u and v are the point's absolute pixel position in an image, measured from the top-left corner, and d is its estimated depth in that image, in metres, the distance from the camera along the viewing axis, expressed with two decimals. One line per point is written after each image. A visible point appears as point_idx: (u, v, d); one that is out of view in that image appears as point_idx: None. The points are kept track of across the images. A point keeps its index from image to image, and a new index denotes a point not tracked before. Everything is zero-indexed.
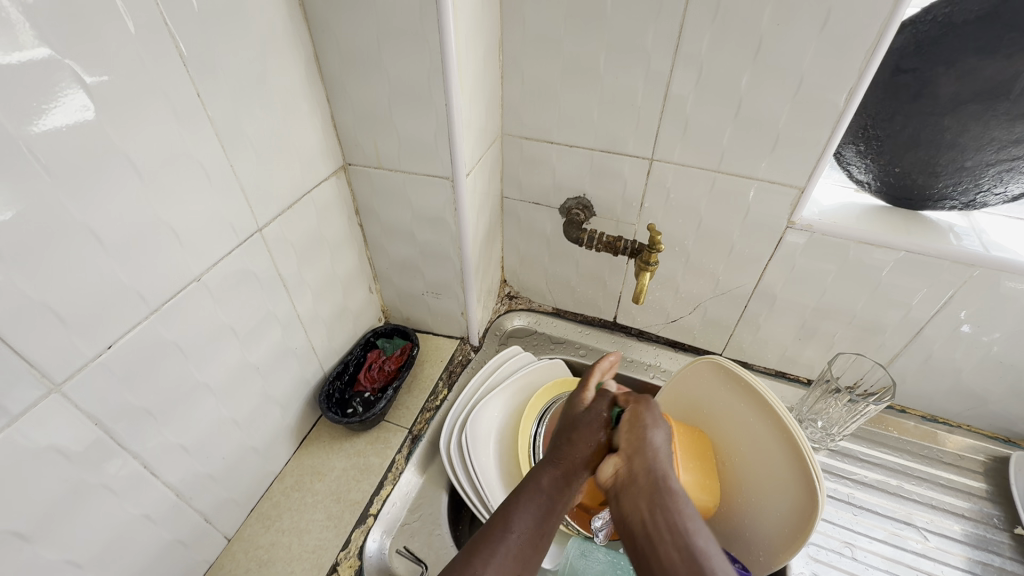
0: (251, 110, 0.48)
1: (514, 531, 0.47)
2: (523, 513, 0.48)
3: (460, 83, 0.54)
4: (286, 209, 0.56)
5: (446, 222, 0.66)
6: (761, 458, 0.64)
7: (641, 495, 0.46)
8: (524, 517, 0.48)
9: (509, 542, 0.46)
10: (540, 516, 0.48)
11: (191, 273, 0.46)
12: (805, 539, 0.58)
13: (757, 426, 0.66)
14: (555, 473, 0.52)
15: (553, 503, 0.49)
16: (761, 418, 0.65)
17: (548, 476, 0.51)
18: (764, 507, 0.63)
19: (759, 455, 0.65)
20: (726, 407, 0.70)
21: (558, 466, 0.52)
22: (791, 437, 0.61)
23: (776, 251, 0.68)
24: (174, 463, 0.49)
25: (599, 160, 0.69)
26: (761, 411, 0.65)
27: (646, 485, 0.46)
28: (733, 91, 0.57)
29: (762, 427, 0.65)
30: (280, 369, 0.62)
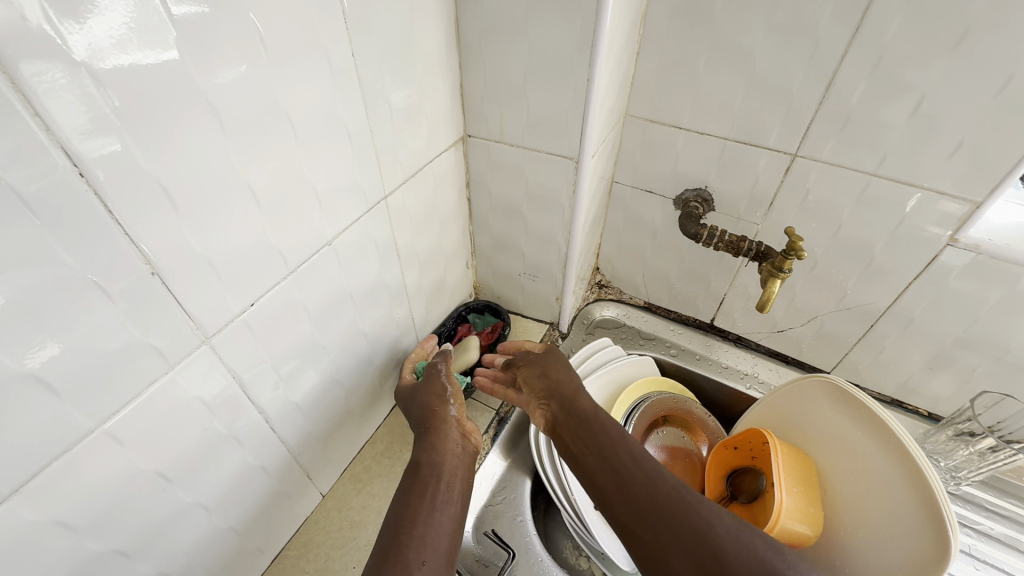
0: (393, 73, 0.47)
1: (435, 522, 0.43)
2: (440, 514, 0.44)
3: (606, 57, 0.50)
4: (409, 178, 0.55)
5: (560, 204, 0.64)
6: (877, 494, 0.59)
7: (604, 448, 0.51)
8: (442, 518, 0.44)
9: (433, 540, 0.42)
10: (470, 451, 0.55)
11: (325, 236, 0.46)
12: None
13: (878, 461, 0.60)
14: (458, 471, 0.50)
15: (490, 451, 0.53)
16: (885, 453, 0.59)
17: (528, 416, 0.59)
18: (870, 548, 0.58)
19: (874, 490, 0.59)
20: (838, 436, 0.65)
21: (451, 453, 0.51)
22: (920, 477, 0.55)
23: (926, 270, 0.60)
24: (288, 420, 0.50)
25: (732, 152, 0.63)
26: (885, 445, 0.59)
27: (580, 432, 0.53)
28: (916, 86, 0.50)
29: (883, 464, 0.59)
30: (383, 338, 0.62)
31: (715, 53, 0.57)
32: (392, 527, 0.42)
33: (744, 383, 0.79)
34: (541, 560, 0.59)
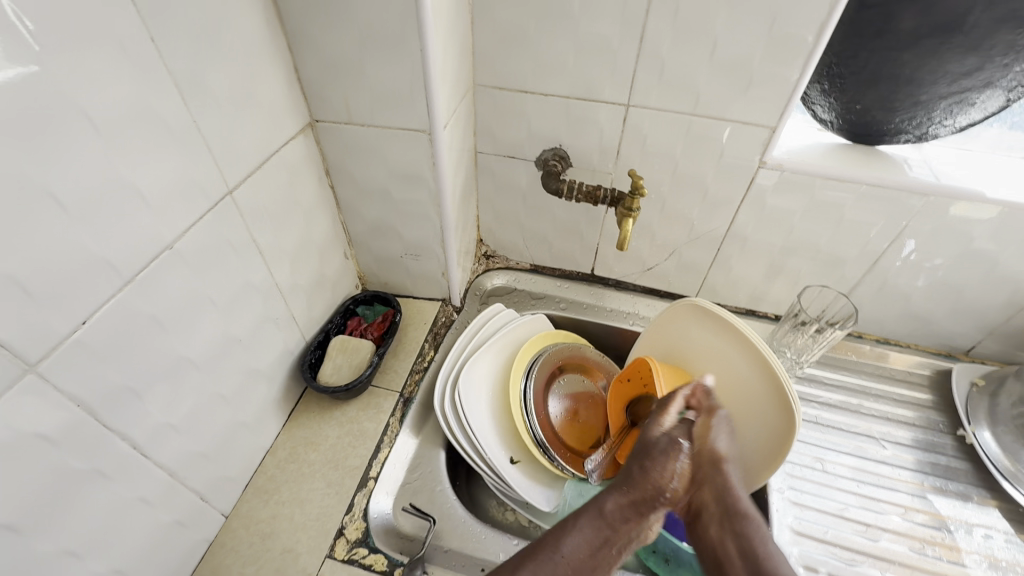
0: (212, 59, 0.44)
1: (562, 553, 0.45)
2: (575, 538, 0.47)
3: (435, 26, 0.51)
4: (256, 169, 0.53)
5: (425, 178, 0.64)
6: (741, 387, 0.68)
7: (712, 523, 0.50)
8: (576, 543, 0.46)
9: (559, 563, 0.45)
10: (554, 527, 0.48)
11: (164, 240, 0.43)
12: (781, 460, 0.64)
13: (738, 360, 0.69)
14: (620, 501, 0.50)
15: (615, 531, 0.49)
16: (742, 351, 0.68)
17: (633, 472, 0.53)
18: (742, 435, 0.69)
19: (738, 383, 0.69)
20: (707, 346, 0.73)
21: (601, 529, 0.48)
22: (770, 369, 0.65)
23: (748, 192, 0.70)
24: (163, 443, 0.47)
25: (575, 109, 0.68)
26: (741, 349, 0.69)
27: (715, 512, 0.51)
28: (710, 31, 0.57)
29: (743, 361, 0.68)
30: (262, 342, 0.59)
31: (541, 17, 0.60)
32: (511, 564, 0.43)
33: (628, 321, 0.87)
34: (464, 521, 0.61)
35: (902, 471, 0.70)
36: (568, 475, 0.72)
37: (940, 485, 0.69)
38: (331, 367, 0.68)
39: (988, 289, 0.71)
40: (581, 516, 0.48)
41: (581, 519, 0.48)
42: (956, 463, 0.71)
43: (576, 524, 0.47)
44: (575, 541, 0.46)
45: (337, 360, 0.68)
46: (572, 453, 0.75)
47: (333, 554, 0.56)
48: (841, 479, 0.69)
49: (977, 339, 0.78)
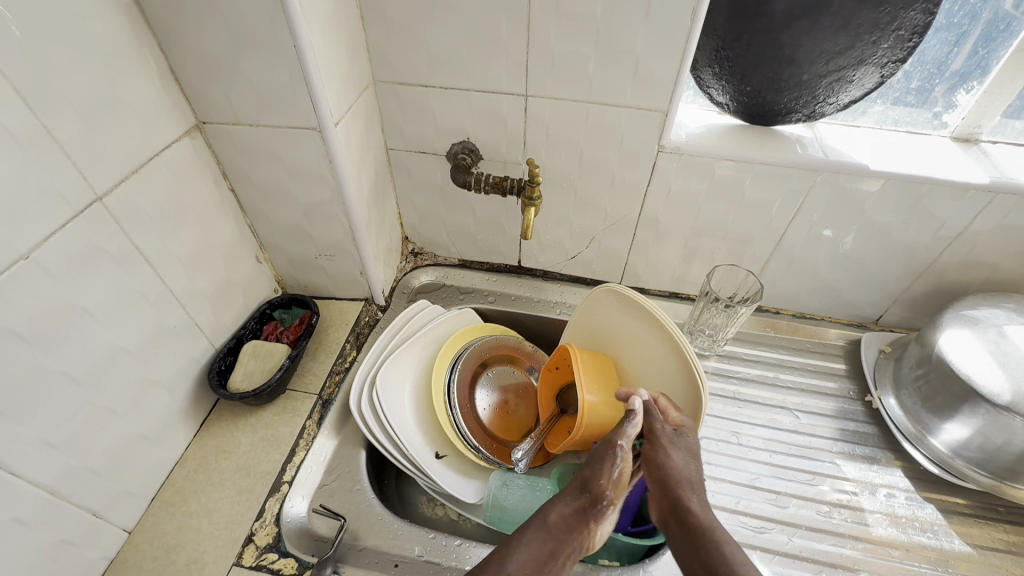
0: (60, 62, 0.43)
1: (511, 565, 0.44)
2: (522, 548, 0.46)
3: (306, 21, 0.51)
4: (131, 174, 0.51)
5: (324, 177, 0.64)
6: (660, 376, 0.70)
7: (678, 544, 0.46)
8: (522, 554, 0.45)
9: None
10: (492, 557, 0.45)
11: (16, 250, 0.42)
12: None
13: (663, 356, 0.69)
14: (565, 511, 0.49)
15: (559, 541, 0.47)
16: (666, 347, 0.68)
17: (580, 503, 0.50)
18: None
19: (657, 371, 0.70)
20: (637, 338, 0.73)
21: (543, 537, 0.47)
22: (680, 349, 0.66)
23: (653, 176, 0.71)
24: (38, 459, 0.46)
25: (476, 101, 0.68)
26: (655, 332, 0.70)
27: (681, 531, 0.46)
28: (591, 19, 0.58)
29: (666, 358, 0.68)
30: (159, 351, 0.58)
31: (427, 10, 0.61)
32: None
33: (555, 311, 0.88)
34: (381, 517, 0.60)
35: (813, 439, 0.73)
36: (494, 466, 0.71)
37: (848, 450, 0.72)
38: (243, 370, 0.67)
39: (886, 259, 0.74)
40: (526, 532, 0.47)
41: (528, 533, 0.47)
42: (864, 428, 0.74)
43: (523, 538, 0.46)
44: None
45: (249, 363, 0.67)
46: (498, 444, 0.75)
47: (240, 561, 0.56)
48: (755, 451, 0.71)
49: (884, 307, 0.81)
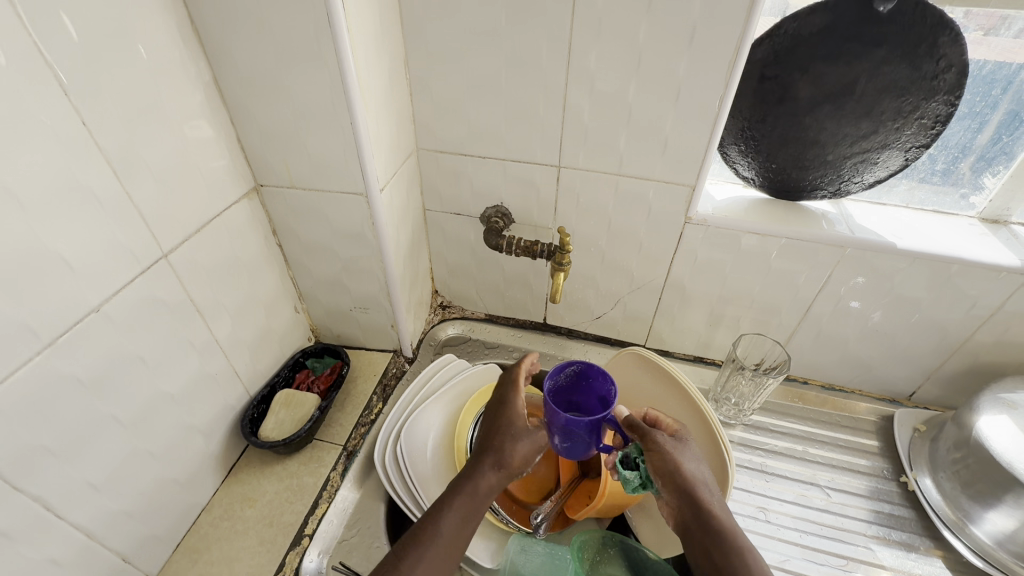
0: (146, 136, 0.49)
1: (443, 524, 0.50)
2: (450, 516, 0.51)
3: (363, 101, 0.56)
4: (194, 233, 0.56)
5: (366, 237, 0.68)
6: None
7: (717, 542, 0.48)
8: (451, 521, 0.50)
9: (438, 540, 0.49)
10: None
11: (89, 303, 0.45)
12: None
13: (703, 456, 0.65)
14: (488, 482, 0.53)
15: (477, 507, 0.52)
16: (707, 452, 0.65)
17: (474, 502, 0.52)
18: None
19: None
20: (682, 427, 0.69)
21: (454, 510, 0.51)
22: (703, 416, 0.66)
23: (679, 244, 0.73)
24: (80, 502, 0.48)
25: (512, 170, 0.72)
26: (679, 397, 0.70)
27: (718, 529, 0.48)
28: (623, 102, 0.62)
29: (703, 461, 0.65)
30: (200, 398, 0.60)
31: (471, 90, 0.66)
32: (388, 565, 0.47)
33: None
34: None
35: (846, 520, 0.70)
36: (512, 528, 0.70)
37: (884, 534, 0.69)
38: (275, 420, 0.69)
39: (918, 335, 0.74)
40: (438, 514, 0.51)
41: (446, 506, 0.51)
42: (901, 512, 0.71)
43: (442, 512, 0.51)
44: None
45: (279, 413, 0.69)
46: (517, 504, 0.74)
47: None
48: (784, 529, 0.68)
49: (917, 383, 0.80)
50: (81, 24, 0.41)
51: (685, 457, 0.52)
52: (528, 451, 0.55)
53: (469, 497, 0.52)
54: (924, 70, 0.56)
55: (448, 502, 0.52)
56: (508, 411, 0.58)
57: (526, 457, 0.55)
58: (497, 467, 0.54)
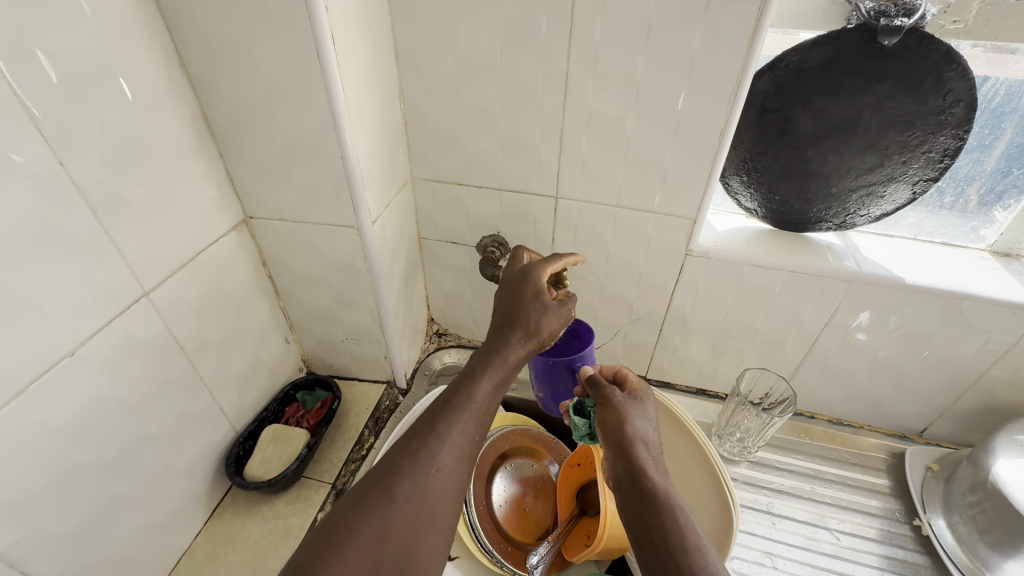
0: (129, 173, 0.47)
1: (445, 439, 0.44)
2: (459, 422, 0.46)
3: (354, 135, 0.54)
4: (178, 269, 0.54)
5: (357, 269, 0.66)
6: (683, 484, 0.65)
7: (643, 499, 0.44)
8: (460, 426, 0.45)
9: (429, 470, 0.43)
10: (423, 436, 0.44)
11: (62, 347, 0.43)
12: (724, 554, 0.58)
13: (709, 508, 0.61)
14: (494, 373, 0.50)
15: (493, 367, 0.50)
16: (713, 506, 0.61)
17: (486, 390, 0.49)
18: None
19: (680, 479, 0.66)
20: (686, 472, 0.65)
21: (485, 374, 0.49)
22: (701, 450, 0.64)
23: (681, 276, 0.71)
24: (49, 556, 0.45)
25: (508, 200, 0.71)
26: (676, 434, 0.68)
27: (649, 486, 0.45)
28: (621, 134, 0.61)
29: (709, 509, 0.61)
30: (182, 438, 0.58)
31: (466, 120, 0.65)
32: (368, 496, 0.41)
33: None
34: None
35: (857, 567, 0.67)
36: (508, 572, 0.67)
37: None
38: (262, 458, 0.66)
39: (929, 371, 0.71)
40: (455, 397, 0.47)
41: (482, 367, 0.50)
42: (914, 558, 0.68)
43: (480, 373, 0.49)
44: (429, 477, 0.42)
45: (265, 452, 0.67)
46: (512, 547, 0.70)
47: None
48: None
49: (929, 420, 0.77)
50: (59, 63, 0.40)
51: (634, 415, 0.51)
52: (554, 332, 0.55)
53: (479, 377, 0.49)
54: (930, 104, 0.55)
55: (465, 389, 0.48)
56: (533, 277, 0.57)
57: (553, 331, 0.55)
58: (525, 341, 0.53)
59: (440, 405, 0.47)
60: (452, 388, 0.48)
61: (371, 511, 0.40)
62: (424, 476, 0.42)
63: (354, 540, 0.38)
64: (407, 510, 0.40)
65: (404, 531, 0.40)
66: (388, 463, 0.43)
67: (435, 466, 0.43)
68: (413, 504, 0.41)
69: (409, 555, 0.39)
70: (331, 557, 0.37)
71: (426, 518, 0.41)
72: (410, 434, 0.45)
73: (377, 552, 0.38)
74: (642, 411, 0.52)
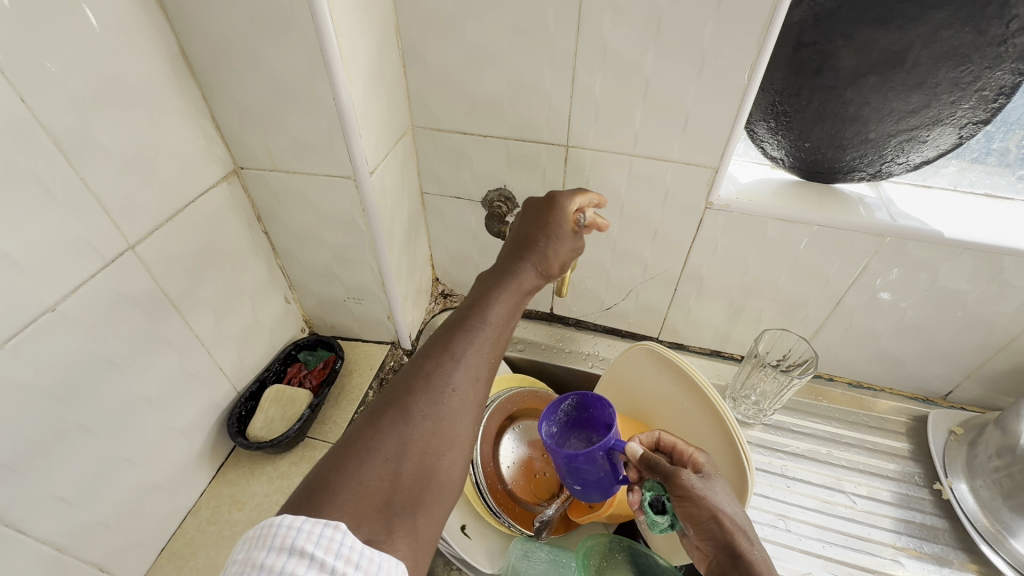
0: (104, 115, 0.44)
1: (462, 362, 0.42)
2: (474, 343, 0.44)
3: (348, 75, 0.50)
4: (165, 222, 0.51)
5: (357, 225, 0.62)
6: (693, 429, 0.63)
7: None
8: (476, 348, 0.44)
9: (446, 393, 0.41)
10: (438, 356, 0.42)
11: (41, 303, 0.41)
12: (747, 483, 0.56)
13: (717, 443, 0.60)
14: (512, 292, 0.47)
15: (515, 288, 0.48)
16: (727, 465, 0.58)
17: (503, 311, 0.46)
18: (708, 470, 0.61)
19: (689, 425, 0.64)
20: (690, 417, 0.64)
21: (509, 295, 0.47)
22: (700, 391, 0.62)
23: (699, 231, 0.67)
24: (46, 517, 0.44)
25: (516, 150, 0.66)
26: (676, 380, 0.66)
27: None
28: (639, 73, 0.55)
29: (719, 446, 0.60)
30: (180, 398, 0.56)
31: (470, 59, 0.59)
32: (386, 413, 0.39)
33: (587, 363, 0.83)
34: None
35: (873, 530, 0.65)
36: (516, 532, 0.66)
37: (915, 547, 0.64)
38: (264, 417, 0.65)
39: (959, 332, 0.67)
40: (474, 317, 0.45)
41: (505, 290, 0.47)
42: (933, 522, 0.66)
43: (500, 296, 0.47)
44: (450, 392, 0.41)
45: (265, 411, 0.65)
46: (520, 507, 0.69)
47: None
48: (806, 540, 0.64)
49: (955, 382, 0.74)
50: None
51: (721, 499, 0.45)
52: (573, 251, 0.52)
53: (500, 297, 0.47)
54: (991, 34, 0.49)
55: (483, 307, 0.46)
56: (562, 205, 0.52)
57: (564, 265, 0.51)
58: (538, 269, 0.50)
59: (455, 329, 0.44)
60: (466, 312, 0.46)
61: (390, 428, 0.38)
62: (440, 398, 0.40)
63: (371, 457, 0.37)
64: (422, 428, 0.39)
65: (422, 449, 0.38)
66: (401, 386, 0.41)
67: (451, 387, 0.41)
68: (433, 424, 0.39)
69: (427, 474, 0.38)
70: (347, 475, 0.35)
71: (441, 435, 0.39)
72: (425, 356, 0.43)
73: (395, 469, 0.37)
74: (717, 487, 0.46)
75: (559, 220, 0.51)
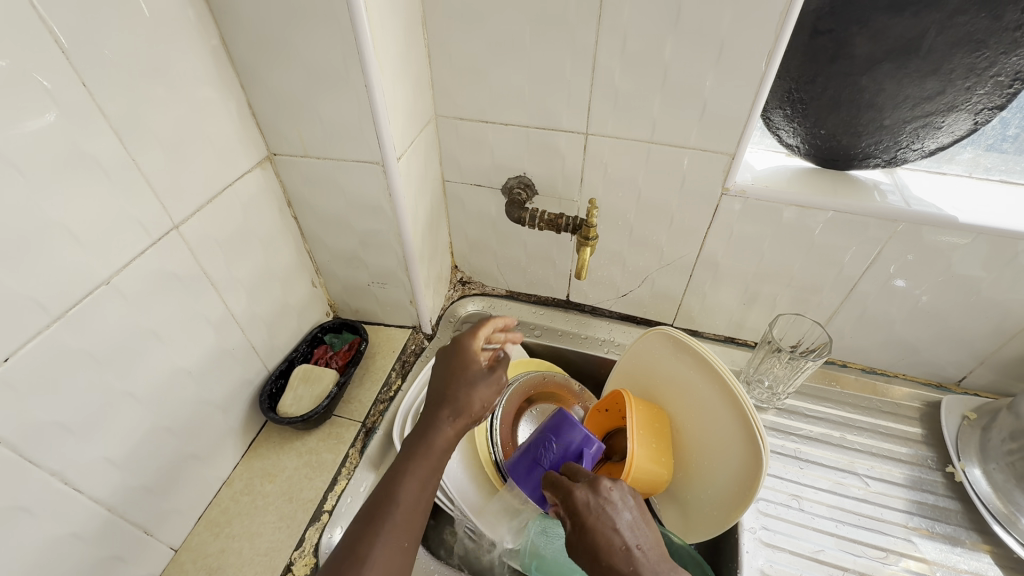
0: (152, 101, 0.46)
1: (384, 531, 0.46)
2: (409, 485, 0.49)
3: (379, 63, 0.52)
4: (205, 204, 0.54)
5: (383, 210, 0.65)
6: (707, 410, 0.65)
7: None
8: (410, 487, 0.49)
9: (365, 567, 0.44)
10: (359, 549, 0.45)
11: (97, 276, 0.44)
12: (762, 457, 0.58)
13: (731, 421, 0.62)
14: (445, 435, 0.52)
15: (431, 454, 0.51)
16: (741, 442, 0.60)
17: (418, 483, 0.49)
18: (722, 448, 0.62)
19: (703, 406, 0.65)
20: (704, 399, 0.65)
21: (422, 463, 0.51)
22: (713, 372, 0.64)
23: (715, 217, 0.69)
24: (98, 478, 0.47)
25: (536, 138, 0.68)
26: (689, 364, 0.67)
27: None
28: (658, 61, 0.57)
29: (732, 424, 0.61)
30: (217, 373, 0.59)
31: (493, 49, 0.61)
32: None
33: (603, 349, 0.84)
34: None
35: (886, 511, 0.66)
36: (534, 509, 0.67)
37: (927, 527, 0.65)
38: (294, 394, 0.68)
39: (973, 317, 0.68)
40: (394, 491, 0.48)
41: (416, 463, 0.50)
42: (945, 503, 0.67)
43: (411, 470, 0.50)
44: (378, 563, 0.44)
45: (296, 390, 0.68)
46: None
47: None
48: (818, 519, 0.65)
49: (968, 369, 0.74)
50: None
51: (597, 543, 0.46)
52: (489, 399, 0.55)
53: (411, 479, 0.49)
54: (1006, 20, 0.49)
55: (399, 478, 0.49)
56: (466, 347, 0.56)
57: (486, 403, 0.55)
58: (453, 419, 0.53)
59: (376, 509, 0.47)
60: (383, 491, 0.49)
61: None
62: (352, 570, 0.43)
63: None
64: None
65: None
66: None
67: (375, 561, 0.44)
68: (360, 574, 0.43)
69: None
70: None
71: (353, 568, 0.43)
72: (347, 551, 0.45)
73: None
74: (595, 529, 0.46)
75: (472, 361, 0.55)
